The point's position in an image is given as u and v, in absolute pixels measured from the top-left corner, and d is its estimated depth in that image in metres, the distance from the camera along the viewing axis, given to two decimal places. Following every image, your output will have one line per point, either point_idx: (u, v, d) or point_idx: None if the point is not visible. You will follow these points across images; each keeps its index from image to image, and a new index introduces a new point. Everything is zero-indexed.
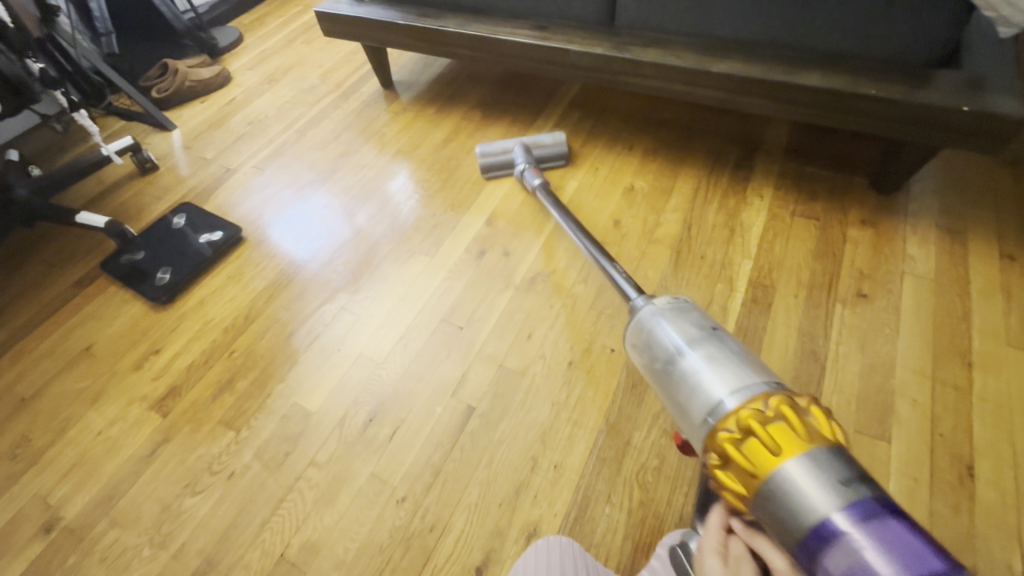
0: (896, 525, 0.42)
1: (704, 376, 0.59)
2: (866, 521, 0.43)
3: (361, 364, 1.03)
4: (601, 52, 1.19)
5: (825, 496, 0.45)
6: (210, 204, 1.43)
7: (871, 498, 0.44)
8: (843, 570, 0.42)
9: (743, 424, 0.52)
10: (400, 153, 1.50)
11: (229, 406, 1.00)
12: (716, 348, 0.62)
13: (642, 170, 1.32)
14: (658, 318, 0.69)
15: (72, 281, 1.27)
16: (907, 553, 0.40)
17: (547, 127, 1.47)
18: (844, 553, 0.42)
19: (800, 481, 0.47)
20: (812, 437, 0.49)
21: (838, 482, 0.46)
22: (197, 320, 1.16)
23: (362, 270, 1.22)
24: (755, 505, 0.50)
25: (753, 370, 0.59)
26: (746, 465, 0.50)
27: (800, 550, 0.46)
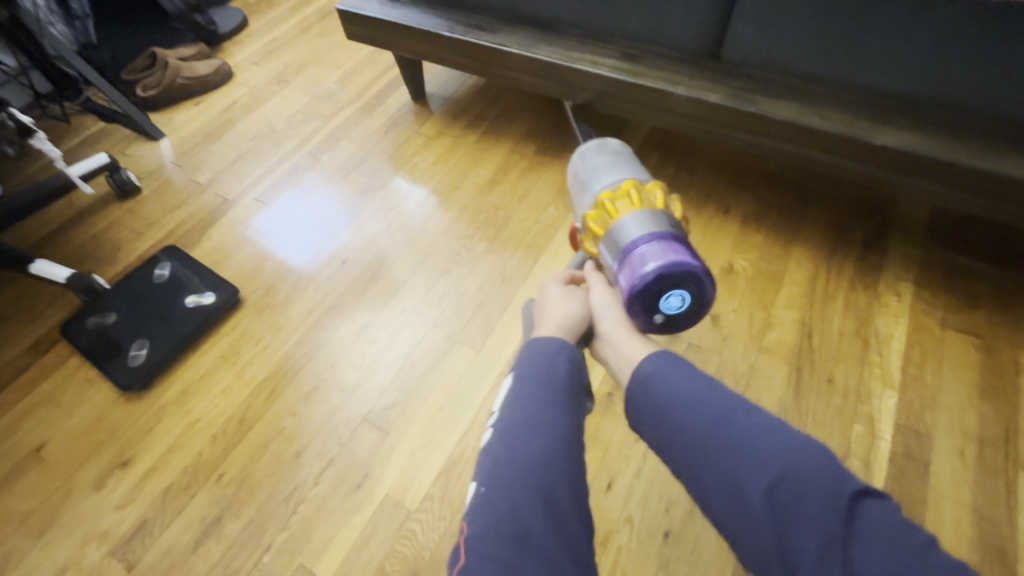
0: (674, 242, 0.64)
1: (601, 174, 0.76)
2: (662, 240, 0.64)
3: (390, 510, 0.79)
4: (715, 100, 0.91)
5: (643, 228, 0.65)
6: (203, 246, 1.17)
7: (675, 232, 0.66)
8: (637, 266, 0.63)
9: (624, 190, 0.71)
10: (435, 192, 1.23)
11: (216, 560, 0.76)
12: (620, 153, 0.79)
13: (742, 243, 1.06)
14: (590, 145, 0.81)
15: (26, 347, 1.02)
16: (677, 253, 0.62)
17: None
18: (641, 255, 0.63)
19: (634, 220, 0.67)
20: (654, 204, 0.69)
21: (658, 225, 0.66)
22: (179, 417, 0.91)
23: (389, 355, 0.96)
24: (603, 240, 0.70)
25: (638, 173, 0.76)
26: (610, 211, 0.70)
27: (615, 262, 0.67)
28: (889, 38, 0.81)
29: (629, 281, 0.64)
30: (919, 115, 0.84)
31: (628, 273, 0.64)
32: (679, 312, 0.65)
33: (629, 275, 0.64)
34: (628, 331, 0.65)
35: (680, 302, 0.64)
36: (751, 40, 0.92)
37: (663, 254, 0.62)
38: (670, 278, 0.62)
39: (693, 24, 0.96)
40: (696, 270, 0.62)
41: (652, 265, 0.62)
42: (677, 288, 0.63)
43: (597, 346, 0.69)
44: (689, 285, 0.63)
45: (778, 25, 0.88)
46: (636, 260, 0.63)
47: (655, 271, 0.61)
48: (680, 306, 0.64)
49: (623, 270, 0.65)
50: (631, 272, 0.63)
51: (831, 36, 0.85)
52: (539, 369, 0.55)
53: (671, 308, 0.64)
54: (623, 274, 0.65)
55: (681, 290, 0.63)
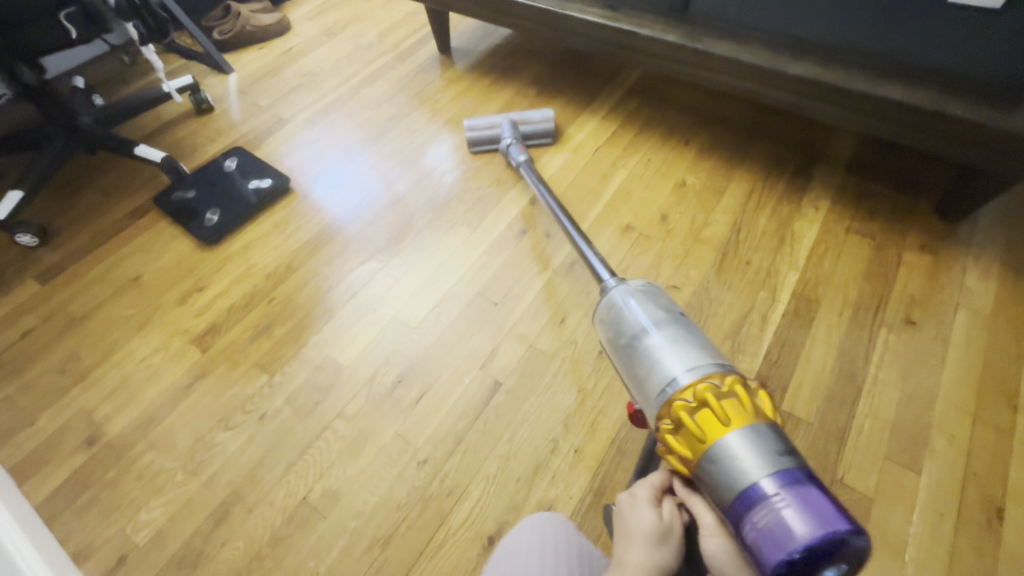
0: (813, 493, 0.46)
1: (662, 355, 0.63)
2: (793, 488, 0.47)
3: (396, 326, 1.05)
4: (674, 38, 1.17)
5: (760, 466, 0.49)
6: (261, 151, 1.45)
7: (796, 467, 0.49)
8: (766, 523, 0.46)
9: (702, 398, 0.55)
10: (451, 121, 1.49)
11: (266, 350, 1.03)
12: (675, 322, 0.68)
13: (696, 167, 1.29)
14: (631, 302, 0.72)
15: (128, 211, 1.32)
16: (823, 513, 0.45)
17: (601, 111, 1.45)
18: (767, 510, 0.47)
19: (740, 450, 0.51)
20: (752, 414, 0.53)
21: (771, 453, 0.50)
22: (241, 263, 1.19)
23: (407, 232, 1.22)
24: (697, 468, 0.53)
25: (706, 354, 0.62)
26: (698, 435, 0.54)
27: (730, 510, 0.50)
28: None
29: (760, 554, 0.46)
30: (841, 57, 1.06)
31: (759, 536, 0.46)
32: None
33: (758, 541, 0.46)
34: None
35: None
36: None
37: (806, 525, 0.44)
38: (822, 555, 0.44)
39: None
40: (852, 534, 0.44)
41: (795, 542, 0.44)
42: (832, 565, 0.45)
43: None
44: (840, 562, 0.45)
45: None
46: (762, 518, 0.47)
47: (800, 545, 0.43)
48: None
49: (742, 529, 0.48)
50: (763, 542, 0.46)
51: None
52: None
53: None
54: (745, 532, 0.48)
55: (836, 565, 0.45)
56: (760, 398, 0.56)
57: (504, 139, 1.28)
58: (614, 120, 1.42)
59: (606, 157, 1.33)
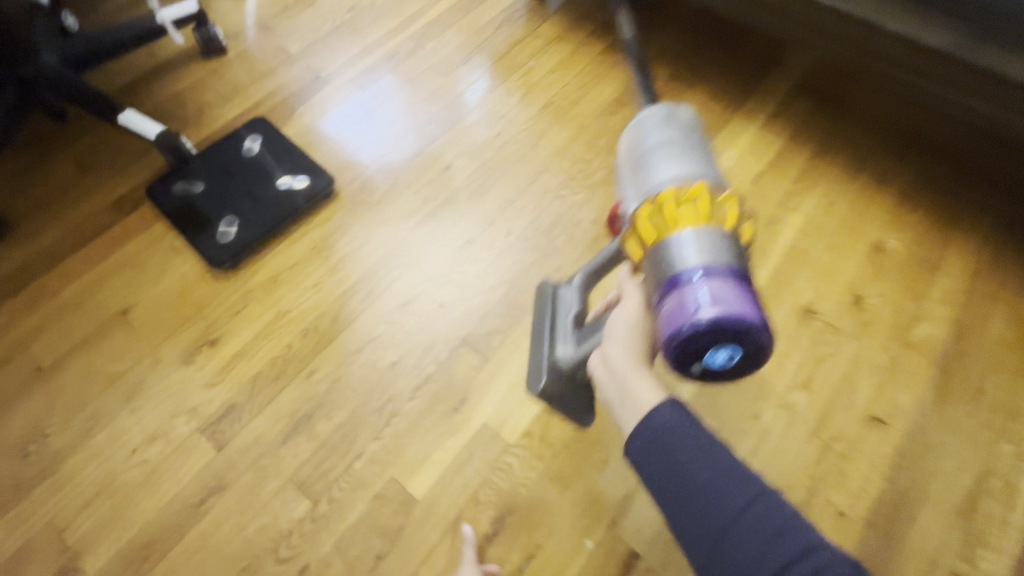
0: (730, 290, 0.49)
1: (663, 160, 0.59)
2: (719, 278, 0.50)
3: (488, 439, 0.75)
4: (941, 43, 0.72)
5: (701, 257, 0.51)
6: (293, 125, 1.07)
7: (738, 272, 0.51)
8: (683, 300, 0.50)
9: (690, 196, 0.55)
10: (550, 104, 1.08)
11: (306, 457, 0.74)
12: (691, 143, 0.60)
13: (896, 222, 0.93)
14: (657, 120, 0.62)
15: (110, 202, 0.96)
16: (736, 305, 0.48)
17: (759, 116, 1.06)
18: (691, 290, 0.50)
19: (689, 249, 0.52)
20: (721, 221, 0.54)
21: (721, 255, 0.52)
22: (267, 305, 0.86)
23: (494, 278, 0.88)
24: (650, 252, 0.56)
25: (713, 173, 0.59)
26: (669, 219, 0.55)
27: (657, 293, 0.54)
28: None
29: (664, 319, 0.50)
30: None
31: (670, 307, 0.50)
32: (717, 372, 0.52)
33: (667, 313, 0.50)
34: (640, 366, 0.54)
35: (721, 358, 0.50)
36: None
37: (708, 299, 0.48)
38: (713, 330, 0.48)
39: None
40: (750, 325, 0.48)
41: (693, 316, 0.48)
42: (724, 348, 0.49)
43: (600, 365, 0.58)
44: (731, 342, 0.49)
45: None
46: (679, 295, 0.50)
47: (702, 320, 0.47)
48: (717, 365, 0.51)
49: (667, 308, 0.51)
50: (670, 315, 0.50)
51: None
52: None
53: (712, 364, 0.50)
54: (665, 307, 0.51)
55: (728, 352, 0.49)
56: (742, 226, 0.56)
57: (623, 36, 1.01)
58: (779, 134, 1.03)
59: (769, 190, 0.97)
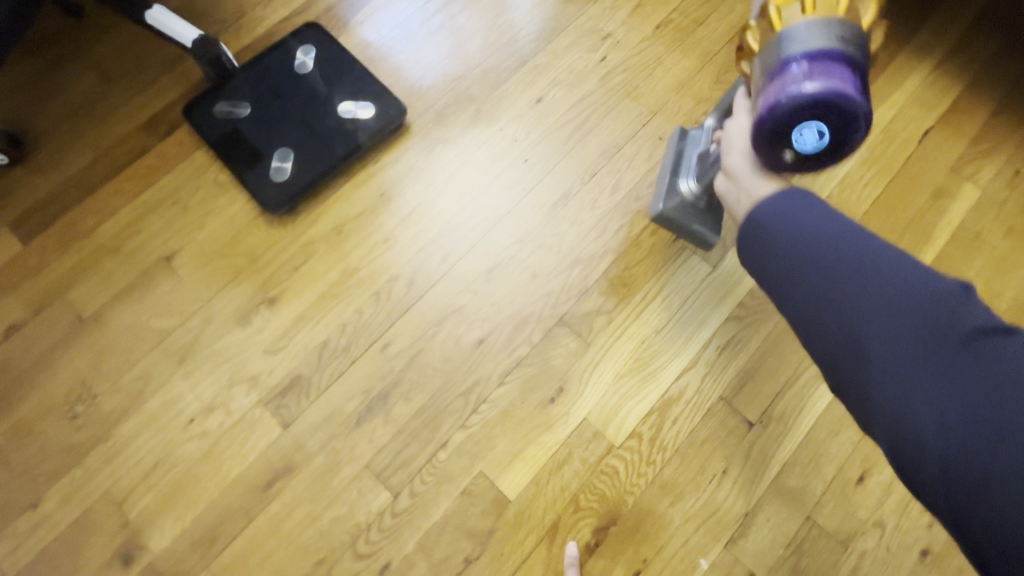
0: (838, 73, 0.38)
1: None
2: (823, 58, 0.38)
3: (589, 437, 0.65)
4: None
5: (812, 39, 0.38)
6: (350, 32, 0.87)
7: (856, 53, 0.39)
8: (770, 97, 0.40)
9: None
10: (667, 22, 0.87)
11: (383, 444, 0.65)
12: None
13: None
14: None
15: (141, 122, 0.82)
16: (834, 83, 0.38)
17: (933, 51, 0.84)
18: (784, 83, 0.39)
19: (795, 32, 0.39)
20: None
21: (837, 38, 0.38)
22: (331, 260, 0.74)
23: (595, 244, 0.74)
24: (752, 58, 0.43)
25: None
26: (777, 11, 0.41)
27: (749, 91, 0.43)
28: None
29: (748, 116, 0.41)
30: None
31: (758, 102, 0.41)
32: (812, 158, 0.42)
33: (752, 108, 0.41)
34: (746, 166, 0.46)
35: (820, 144, 0.41)
36: None
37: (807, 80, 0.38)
38: (810, 117, 0.39)
39: None
40: (858, 104, 0.38)
41: (785, 106, 0.39)
42: (814, 130, 0.40)
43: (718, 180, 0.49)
44: (831, 121, 0.39)
45: None
46: (771, 93, 0.40)
47: (790, 104, 0.39)
48: (811, 152, 0.41)
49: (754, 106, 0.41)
50: (759, 114, 0.40)
51: None
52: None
53: (806, 152, 0.41)
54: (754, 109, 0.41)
55: (823, 135, 0.40)
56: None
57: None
58: (955, 78, 0.83)
59: (938, 152, 0.79)
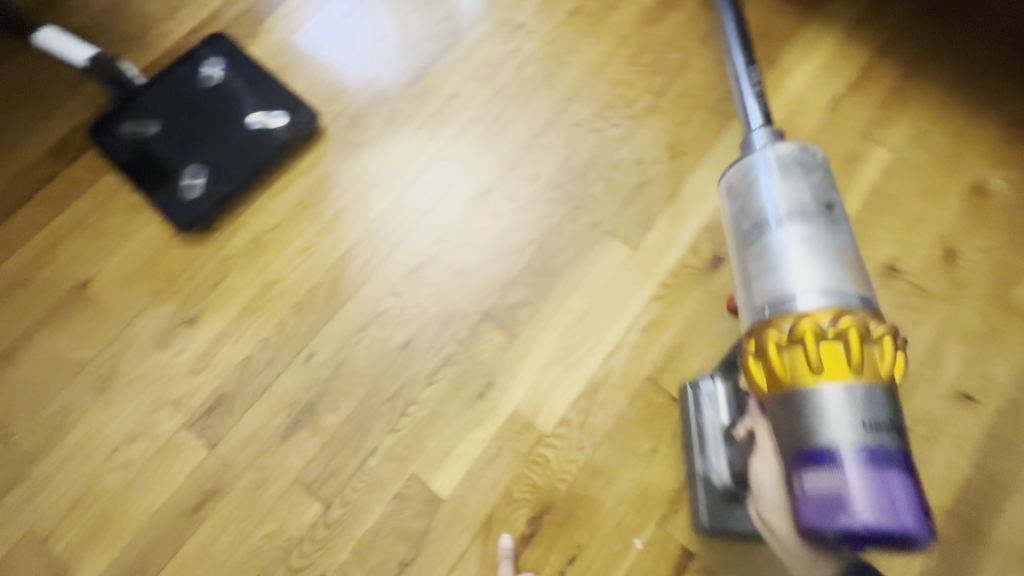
0: (897, 479, 0.41)
1: (794, 260, 0.49)
2: (871, 464, 0.41)
3: (520, 429, 0.65)
4: None
5: (858, 434, 0.42)
6: (261, 40, 0.86)
7: (896, 450, 0.42)
8: (824, 487, 0.42)
9: (834, 334, 0.45)
10: (579, 8, 0.87)
11: (313, 454, 0.64)
12: (809, 239, 0.50)
13: (998, 159, 0.78)
14: (765, 173, 0.54)
15: (47, 148, 0.79)
16: (890, 503, 0.40)
17: (840, 20, 0.85)
18: (834, 475, 0.42)
19: (837, 405, 0.43)
20: (876, 368, 0.44)
21: (865, 425, 0.43)
22: (251, 275, 0.73)
23: (518, 237, 0.74)
24: (771, 406, 0.47)
25: (848, 274, 0.49)
26: (798, 369, 0.45)
27: (788, 460, 0.45)
28: None
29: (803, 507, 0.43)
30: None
31: (815, 496, 0.43)
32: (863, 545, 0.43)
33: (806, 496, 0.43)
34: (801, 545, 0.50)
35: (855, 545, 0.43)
36: None
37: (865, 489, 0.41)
38: (870, 540, 0.41)
39: None
40: (915, 529, 0.40)
41: (852, 516, 0.41)
42: (872, 547, 0.42)
43: (759, 519, 0.54)
44: (879, 547, 0.42)
45: None
46: (826, 477, 0.42)
47: (856, 528, 0.41)
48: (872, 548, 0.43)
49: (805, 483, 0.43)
50: (815, 506, 0.42)
51: None
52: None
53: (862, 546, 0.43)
54: (805, 487, 0.43)
55: (876, 546, 0.42)
56: (896, 352, 0.46)
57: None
58: (861, 44, 0.84)
59: (848, 119, 0.80)
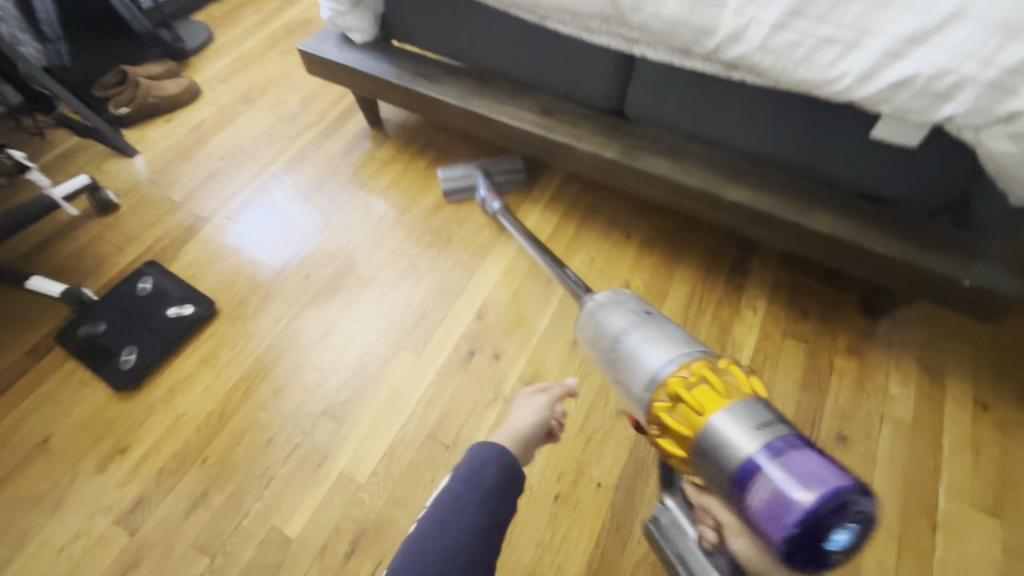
0: (804, 456, 0.53)
1: (646, 353, 0.72)
2: (786, 459, 0.53)
3: (344, 482, 1.01)
4: (611, 154, 1.14)
5: (747, 425, 0.58)
6: (181, 260, 1.33)
7: (781, 436, 0.56)
8: (765, 495, 0.52)
9: (697, 378, 0.65)
10: (388, 214, 1.42)
11: (204, 524, 0.97)
12: (663, 328, 0.75)
13: (638, 265, 1.29)
14: (606, 310, 0.83)
15: (25, 351, 1.18)
16: (819, 477, 0.51)
17: (543, 198, 1.42)
18: (765, 483, 0.53)
19: (731, 427, 0.58)
20: (735, 389, 0.62)
21: (753, 429, 0.57)
22: (165, 413, 1.10)
23: (346, 359, 1.16)
24: (696, 444, 0.61)
25: (687, 344, 0.72)
26: (692, 411, 0.62)
27: (730, 489, 0.57)
28: (723, 108, 1.06)
29: (771, 525, 0.51)
30: (771, 167, 1.10)
31: (763, 504, 0.52)
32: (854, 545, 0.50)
33: (769, 516, 0.52)
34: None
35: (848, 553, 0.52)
36: (640, 101, 1.16)
37: (789, 464, 0.53)
38: None
39: (599, 85, 1.18)
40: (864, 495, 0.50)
41: (798, 508, 0.50)
42: (846, 526, 0.50)
43: None
44: (856, 520, 0.50)
45: (655, 92, 1.12)
46: (738, 464, 0.56)
47: (800, 507, 0.49)
48: (856, 540, 0.50)
49: (730, 484, 0.57)
50: (766, 503, 0.52)
51: (709, 110, 1.08)
52: (473, 472, 0.71)
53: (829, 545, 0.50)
54: (751, 501, 0.54)
55: (848, 527, 0.50)
56: (748, 378, 0.64)
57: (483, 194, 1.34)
58: (556, 209, 1.40)
59: None
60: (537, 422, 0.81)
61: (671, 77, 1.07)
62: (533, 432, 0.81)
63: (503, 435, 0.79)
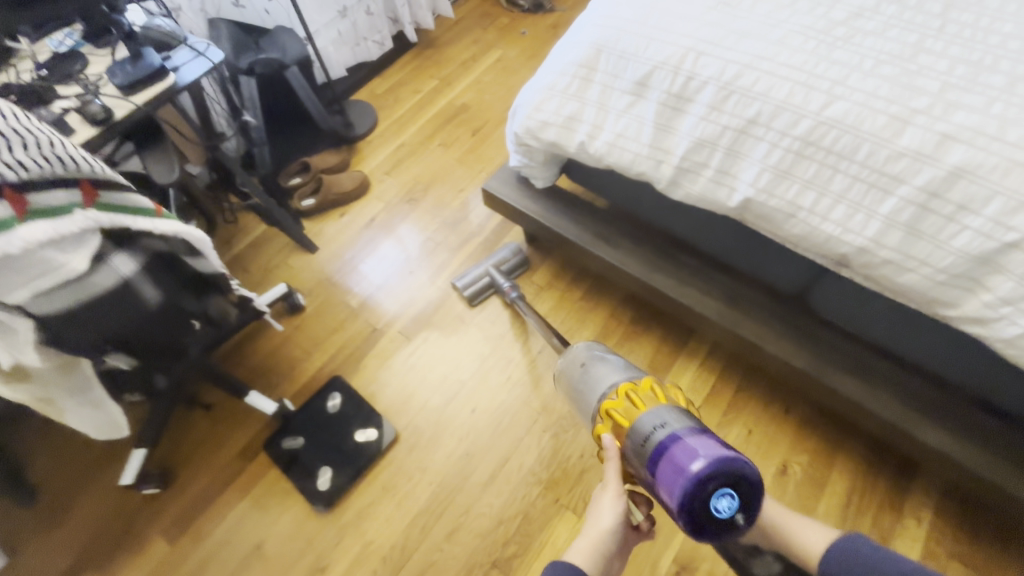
0: (698, 436, 0.71)
1: (594, 381, 1.02)
2: (720, 460, 0.66)
3: None
4: (796, 361, 1.17)
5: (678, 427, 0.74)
6: (360, 374, 1.48)
7: (679, 429, 0.73)
8: (672, 468, 0.69)
9: (624, 395, 0.88)
10: (546, 347, 1.49)
11: None
12: (609, 358, 1.05)
13: (796, 446, 1.30)
14: (569, 361, 1.14)
15: (237, 452, 1.37)
16: (713, 453, 0.67)
17: (699, 353, 1.44)
18: (693, 470, 0.66)
19: (661, 416, 0.78)
20: (655, 400, 0.84)
21: (663, 423, 0.76)
22: (355, 538, 1.25)
23: (511, 509, 1.26)
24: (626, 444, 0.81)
25: (625, 369, 0.99)
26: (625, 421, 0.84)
27: (648, 468, 0.74)
28: (932, 348, 1.02)
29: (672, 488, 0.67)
30: (950, 402, 1.07)
31: (673, 473, 0.68)
32: (732, 514, 0.67)
33: (671, 480, 0.68)
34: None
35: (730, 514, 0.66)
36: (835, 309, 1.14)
37: (702, 464, 0.65)
38: None
39: (792, 277, 1.17)
40: (747, 470, 0.66)
41: (693, 475, 0.66)
42: (725, 490, 0.66)
43: None
44: (735, 485, 0.66)
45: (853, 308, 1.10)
46: (657, 445, 0.73)
47: (696, 475, 0.66)
48: (733, 502, 0.67)
49: (653, 469, 0.72)
50: (668, 476, 0.69)
51: (913, 343, 1.04)
52: None
53: (719, 513, 0.66)
54: (659, 472, 0.71)
55: (729, 492, 0.66)
56: (669, 392, 0.86)
57: (499, 285, 1.52)
58: (712, 366, 1.42)
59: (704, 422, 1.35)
60: (613, 522, 0.84)
61: (878, 305, 1.05)
62: (612, 541, 0.84)
63: (584, 546, 0.83)
